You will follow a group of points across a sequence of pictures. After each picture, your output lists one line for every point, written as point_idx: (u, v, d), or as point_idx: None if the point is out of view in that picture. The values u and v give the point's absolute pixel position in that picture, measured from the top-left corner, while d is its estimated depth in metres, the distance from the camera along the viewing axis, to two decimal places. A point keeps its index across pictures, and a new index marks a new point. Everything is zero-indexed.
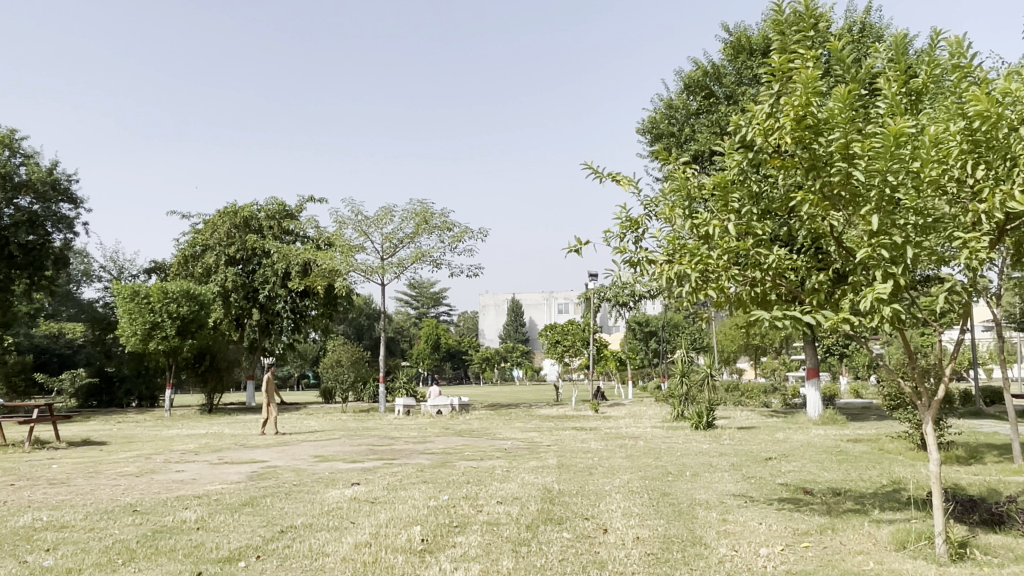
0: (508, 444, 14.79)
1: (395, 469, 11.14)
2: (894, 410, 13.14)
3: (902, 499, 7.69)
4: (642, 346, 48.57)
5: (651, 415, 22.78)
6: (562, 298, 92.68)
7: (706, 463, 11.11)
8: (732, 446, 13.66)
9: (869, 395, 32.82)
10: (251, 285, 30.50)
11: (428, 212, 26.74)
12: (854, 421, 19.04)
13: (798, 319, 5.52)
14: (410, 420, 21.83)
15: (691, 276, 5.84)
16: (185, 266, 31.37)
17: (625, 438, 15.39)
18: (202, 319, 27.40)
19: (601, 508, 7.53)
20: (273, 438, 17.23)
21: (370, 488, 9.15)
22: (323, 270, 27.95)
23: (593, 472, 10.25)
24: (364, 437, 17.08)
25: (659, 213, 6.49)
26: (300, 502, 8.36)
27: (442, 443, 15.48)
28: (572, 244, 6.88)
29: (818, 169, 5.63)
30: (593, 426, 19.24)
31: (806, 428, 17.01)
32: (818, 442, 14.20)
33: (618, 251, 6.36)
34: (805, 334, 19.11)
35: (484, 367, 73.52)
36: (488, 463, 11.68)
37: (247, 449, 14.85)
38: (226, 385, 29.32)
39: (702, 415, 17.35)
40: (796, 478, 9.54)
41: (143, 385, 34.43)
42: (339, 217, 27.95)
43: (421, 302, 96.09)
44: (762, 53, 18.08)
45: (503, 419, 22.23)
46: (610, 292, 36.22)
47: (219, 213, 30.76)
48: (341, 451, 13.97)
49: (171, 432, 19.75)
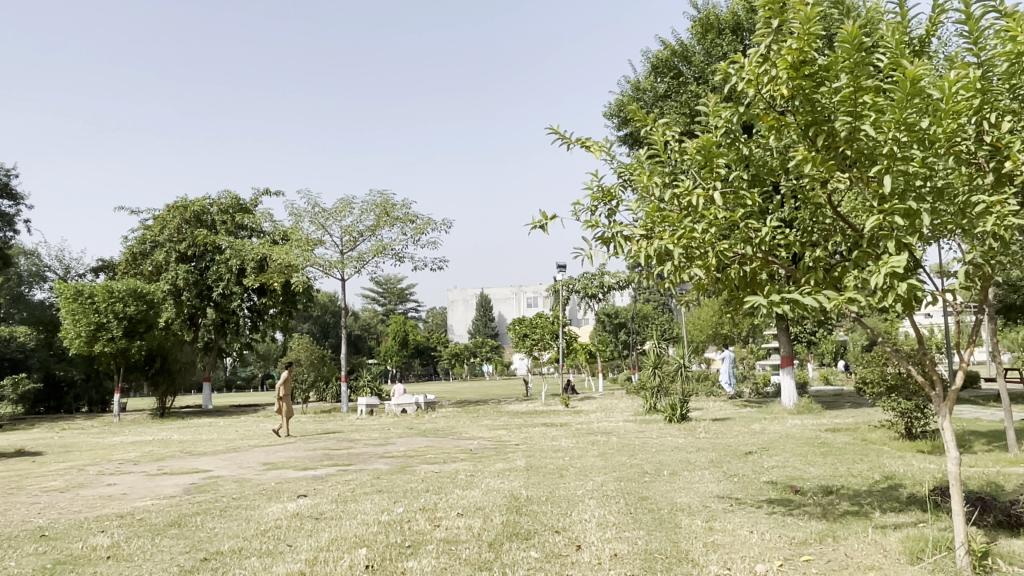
0: (474, 444, 13.92)
1: (349, 477, 10.21)
2: (876, 399, 12.52)
3: (902, 499, 7.01)
4: (611, 338, 48.09)
5: (623, 408, 22.11)
6: (531, 292, 92.03)
7: (684, 460, 10.38)
8: (710, 440, 12.96)
9: (839, 382, 32.61)
10: (205, 283, 29.10)
11: (389, 203, 25.71)
12: (830, 409, 18.53)
13: (799, 303, 4.80)
14: (373, 420, 20.85)
15: (672, 254, 5.03)
16: (134, 264, 29.90)
17: (597, 434, 14.63)
18: (151, 320, 26.08)
19: (573, 520, 6.71)
20: (224, 444, 16.11)
21: (317, 501, 8.23)
22: (279, 266, 26.75)
23: (563, 475, 9.44)
24: (321, 440, 16.07)
25: (633, 182, 5.69)
26: (234, 521, 7.42)
27: (404, 445, 14.54)
28: (534, 221, 6.08)
29: (818, 125, 4.82)
30: (564, 422, 18.47)
31: (783, 418, 16.44)
32: (797, 434, 13.56)
33: (589, 227, 5.58)
34: (780, 321, 18.52)
35: (453, 363, 72.61)
36: (451, 467, 10.82)
37: (193, 457, 13.78)
38: (179, 388, 27.84)
39: (676, 408, 16.69)
40: (782, 475, 8.82)
41: (92, 390, 33.23)
42: (295, 209, 26.78)
43: (389, 298, 94.76)
44: (731, 31, 17.51)
45: (470, 416, 21.39)
46: (578, 284, 35.60)
47: (169, 207, 29.38)
48: (294, 457, 12.97)
49: (115, 440, 18.48)
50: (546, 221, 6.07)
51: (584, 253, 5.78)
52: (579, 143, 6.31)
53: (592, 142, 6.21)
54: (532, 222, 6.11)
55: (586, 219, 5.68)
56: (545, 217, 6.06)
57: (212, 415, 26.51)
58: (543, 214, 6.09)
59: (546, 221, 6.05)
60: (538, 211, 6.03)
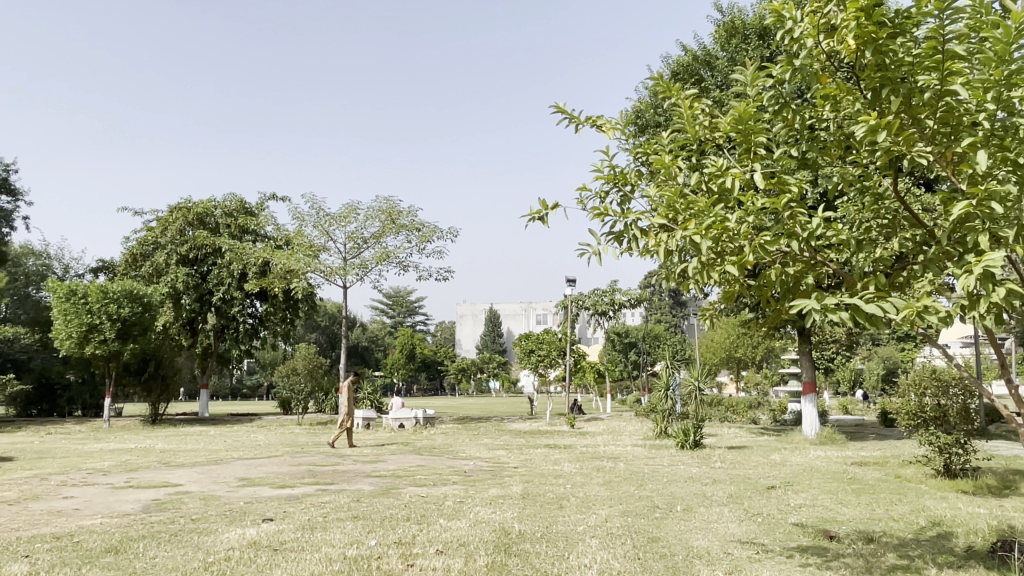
0: (470, 465, 12.89)
1: (326, 498, 9.24)
2: (911, 432, 11.32)
3: (959, 552, 5.94)
4: (621, 358, 46.94)
5: (632, 431, 21.00)
6: (540, 308, 90.86)
7: (698, 493, 9.32)
8: (726, 471, 11.88)
9: (857, 411, 31.32)
10: (205, 287, 28.31)
11: (395, 210, 24.88)
12: (853, 440, 17.38)
13: (865, 311, 3.84)
14: (369, 435, 19.88)
15: (702, 246, 4.09)
16: (134, 265, 29.26)
17: (602, 459, 13.58)
18: (146, 323, 25.28)
19: (570, 565, 5.68)
20: (207, 456, 15.20)
21: (281, 527, 7.26)
22: (280, 271, 25.92)
23: (563, 506, 8.41)
24: (309, 455, 15.12)
25: (652, 163, 4.74)
26: (180, 549, 6.47)
27: (395, 463, 13.54)
28: (531, 211, 5.17)
29: (893, 85, 3.81)
30: (568, 444, 17.42)
31: (803, 448, 15.32)
32: (821, 466, 12.46)
33: (598, 215, 4.67)
34: (802, 345, 17.44)
35: (459, 378, 71.38)
36: (440, 491, 9.81)
37: (168, 469, 12.82)
38: (171, 395, 26.84)
39: (688, 433, 15.64)
40: (811, 516, 7.75)
41: (87, 394, 31.88)
42: (298, 213, 25.89)
43: (397, 310, 93.93)
44: (757, 37, 16.63)
45: (471, 434, 20.31)
46: (589, 300, 34.65)
47: (171, 208, 28.76)
48: (274, 473, 12.00)
49: (95, 447, 17.55)
50: (546, 211, 5.15)
51: (590, 249, 4.85)
52: (588, 123, 5.41)
53: (604, 120, 5.30)
54: (529, 213, 5.21)
55: (594, 206, 4.72)
56: (544, 207, 5.15)
57: (205, 423, 25.54)
58: (542, 203, 5.19)
59: (545, 212, 5.14)
60: (538, 199, 5.13)
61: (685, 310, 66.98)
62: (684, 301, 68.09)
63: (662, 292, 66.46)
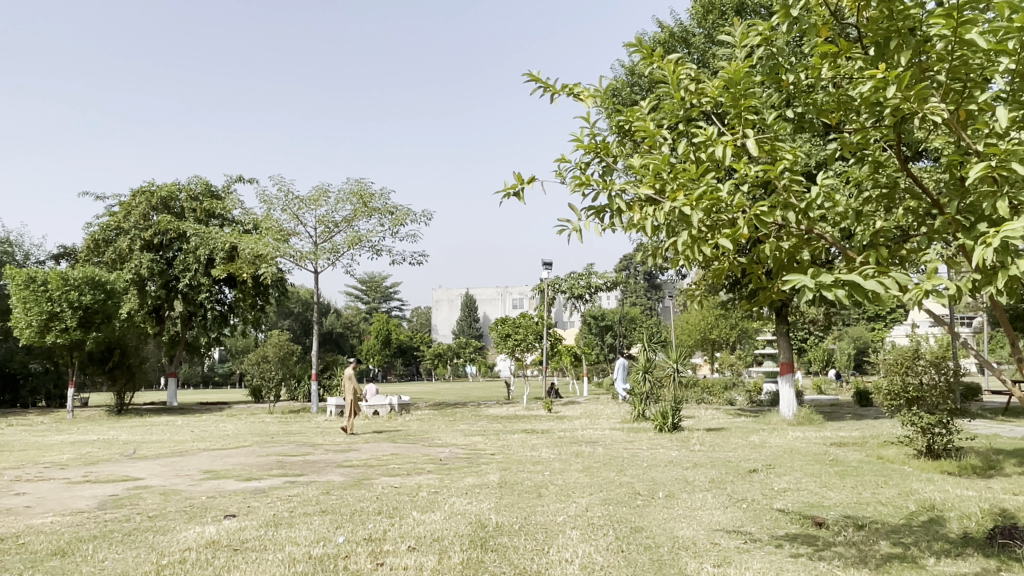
0: (445, 452, 12.51)
1: (294, 491, 8.83)
2: (892, 412, 11.20)
3: (956, 540, 5.69)
4: (597, 342, 46.85)
5: (610, 415, 20.82)
6: (516, 293, 90.53)
7: (680, 478, 9.06)
8: (707, 454, 11.65)
9: (832, 391, 31.53)
10: (171, 273, 27.54)
11: (366, 192, 24.28)
12: (830, 421, 17.33)
13: (872, 287, 3.45)
14: (342, 423, 19.44)
15: (693, 218, 3.65)
16: (96, 251, 28.34)
17: (580, 444, 13.31)
18: (110, 310, 24.49)
19: (550, 561, 5.34)
20: (173, 447, 14.67)
21: (243, 524, 6.85)
22: (248, 256, 25.23)
23: (542, 495, 8.08)
24: (279, 444, 14.67)
25: (635, 131, 4.28)
26: (132, 550, 6.03)
27: (368, 452, 13.15)
28: (505, 186, 4.70)
29: (903, 37, 3.40)
30: (545, 428, 17.15)
31: (782, 430, 15.18)
32: (802, 448, 12.30)
33: (577, 186, 4.20)
34: (780, 326, 17.30)
35: (436, 363, 71.00)
36: (414, 481, 9.44)
37: (129, 462, 12.30)
38: (138, 384, 26.07)
39: (667, 416, 15.44)
40: (797, 501, 7.53)
41: (52, 382, 31.25)
42: (266, 196, 25.14)
43: (372, 296, 93.12)
44: (734, 12, 16.29)
45: (446, 420, 19.94)
46: (565, 283, 34.42)
47: (135, 192, 27.90)
48: (241, 465, 11.54)
49: (55, 439, 16.91)
50: (522, 185, 4.68)
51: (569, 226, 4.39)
52: (565, 92, 4.94)
53: (581, 88, 4.83)
54: (502, 187, 4.76)
55: (573, 178, 4.24)
56: (519, 181, 4.68)
57: (173, 413, 24.91)
58: (517, 177, 4.71)
59: (520, 186, 4.68)
60: (512, 172, 4.65)
61: (661, 293, 67.20)
62: (659, 284, 68.28)
63: (638, 275, 66.56)
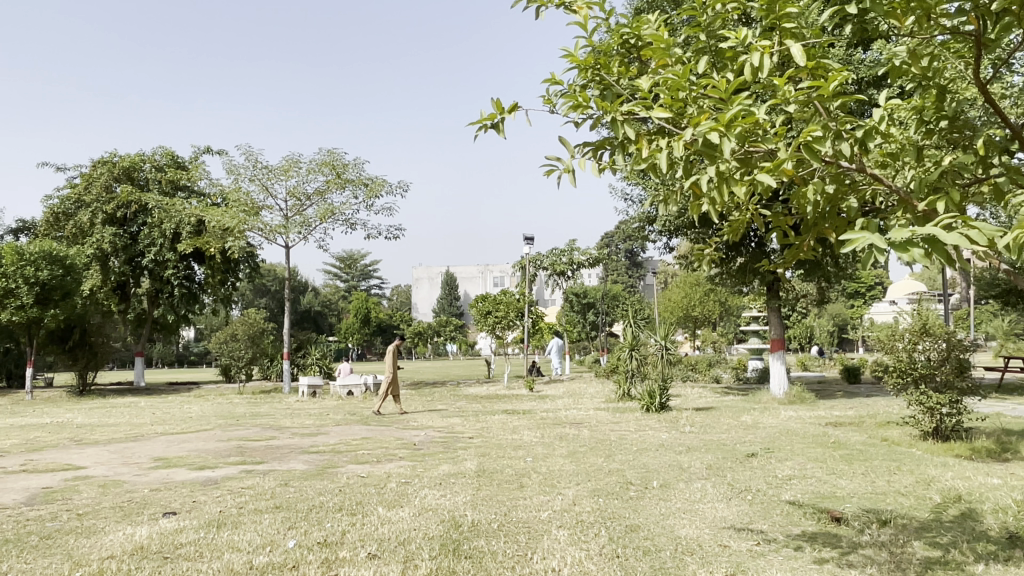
0: (420, 436, 11.65)
1: (248, 483, 7.94)
2: (898, 391, 10.50)
3: (1001, 540, 4.96)
4: (579, 319, 46.10)
5: (594, 394, 20.07)
6: (497, 271, 89.55)
7: (674, 464, 8.28)
8: (699, 436, 10.90)
9: (818, 368, 30.99)
10: (136, 248, 26.30)
11: (339, 162, 23.14)
12: (823, 399, 16.68)
13: (965, 237, 2.64)
14: (314, 404, 18.52)
15: (726, 146, 2.83)
16: (56, 225, 27.04)
17: (565, 426, 12.51)
18: (69, 287, 23.27)
19: (533, 570, 4.53)
20: (130, 431, 13.69)
21: (182, 524, 5.98)
22: (215, 229, 24.08)
23: (523, 485, 7.27)
24: (243, 428, 13.72)
25: (644, 42, 3.40)
26: (44, 558, 5.11)
27: (338, 436, 12.25)
28: (479, 117, 3.82)
29: None
30: (527, 409, 16.35)
31: (775, 409, 14.49)
32: (799, 429, 11.60)
33: (572, 110, 3.32)
34: (773, 302, 16.54)
35: (416, 342, 69.92)
36: (383, 469, 8.59)
37: (76, 448, 11.31)
38: (101, 363, 24.82)
39: (654, 395, 14.72)
40: (807, 491, 6.79)
41: (12, 362, 29.59)
42: (234, 167, 23.87)
43: (351, 274, 91.76)
44: None
45: (423, 400, 19.07)
46: (546, 259, 33.63)
47: (95, 163, 26.55)
48: (196, 452, 10.59)
49: (5, 422, 15.83)
50: (500, 116, 3.81)
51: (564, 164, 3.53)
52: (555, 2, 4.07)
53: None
54: (476, 120, 3.88)
55: (566, 101, 3.35)
56: (498, 111, 3.80)
57: (138, 394, 23.82)
58: (495, 105, 3.83)
59: (499, 117, 3.80)
60: (490, 100, 3.77)
61: (642, 271, 66.70)
62: (640, 262, 67.71)
63: (619, 253, 65.89)
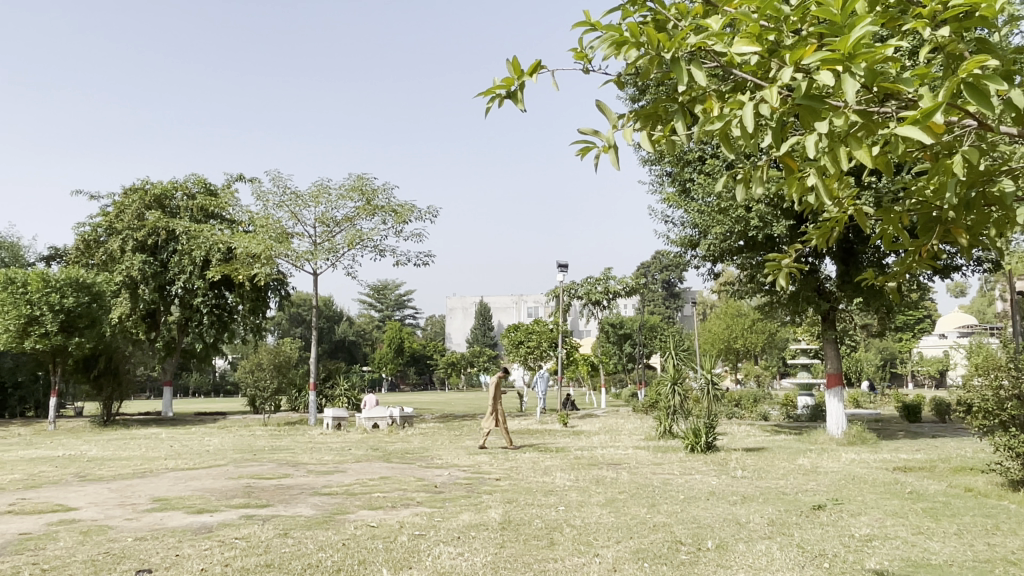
0: (444, 477, 10.68)
1: (244, 531, 7.05)
2: (984, 436, 9.21)
3: None
4: (615, 351, 44.82)
5: (633, 431, 18.88)
6: (531, 301, 88.57)
7: (729, 519, 7.18)
8: (753, 483, 9.74)
9: (870, 404, 29.23)
10: (166, 275, 26.01)
11: (369, 188, 22.60)
12: (885, 440, 15.27)
13: None
14: (337, 438, 17.65)
15: (851, 86, 1.96)
16: (87, 253, 26.99)
17: (601, 467, 11.43)
18: (95, 314, 22.99)
19: None
20: (141, 466, 12.97)
21: None
22: (243, 257, 23.65)
23: (554, 543, 6.25)
24: (257, 464, 12.88)
25: None
26: None
27: (355, 474, 11.34)
28: (493, 83, 2.96)
29: None
30: (561, 446, 15.25)
31: (834, 451, 13.19)
32: (865, 475, 10.34)
33: (616, 54, 2.44)
34: (829, 334, 15.27)
35: (450, 373, 68.99)
36: (397, 517, 7.64)
37: (77, 485, 10.57)
38: (126, 392, 24.37)
39: (699, 434, 13.56)
40: (897, 559, 5.64)
41: (41, 391, 29.37)
42: (262, 194, 23.47)
43: (386, 304, 91.76)
44: None
45: (451, 435, 18.08)
46: (581, 288, 32.68)
47: (127, 192, 26.46)
48: (200, 491, 9.75)
49: (17, 454, 15.26)
50: (519, 81, 2.96)
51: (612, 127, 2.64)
52: None
53: None
54: (485, 90, 3.06)
55: (611, 41, 2.47)
56: (516, 74, 2.94)
57: (162, 425, 23.27)
58: (510, 66, 2.98)
59: (517, 81, 2.94)
60: (505, 60, 2.91)
61: (679, 302, 65.15)
62: (678, 293, 66.28)
63: (655, 284, 64.62)
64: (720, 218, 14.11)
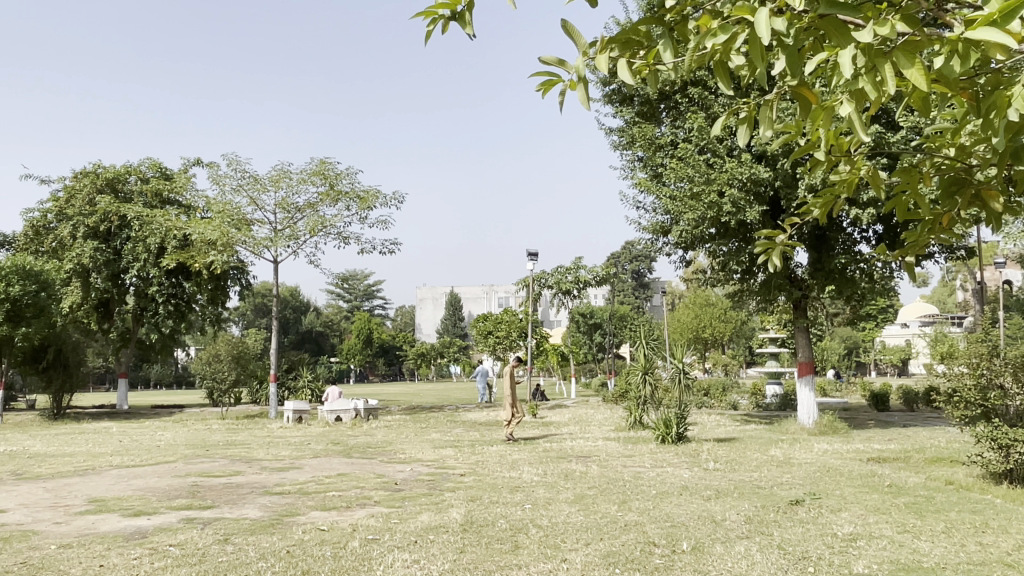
0: (405, 473, 10.13)
1: (181, 537, 6.46)
2: (963, 426, 8.93)
3: None
4: (586, 340, 44.46)
5: (604, 423, 18.47)
6: (502, 292, 87.93)
7: (704, 516, 6.77)
8: (727, 476, 9.35)
9: (839, 394, 29.25)
10: (120, 264, 24.94)
11: (332, 172, 21.82)
12: (857, 430, 15.06)
13: None
14: (297, 432, 16.96)
15: None
16: (36, 240, 25.83)
17: (570, 460, 10.96)
18: (43, 304, 21.91)
19: None
20: (85, 463, 12.19)
21: None
22: (199, 243, 22.73)
23: (519, 547, 5.76)
24: (210, 460, 12.19)
25: None
26: None
27: (312, 471, 10.74)
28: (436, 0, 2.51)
29: None
30: (529, 438, 14.75)
31: (807, 441, 12.90)
32: (841, 467, 10.01)
33: None
34: (802, 322, 14.97)
35: (419, 364, 68.13)
36: (351, 517, 7.11)
37: (9, 485, 9.83)
38: (77, 385, 23.28)
39: (670, 425, 13.18)
40: (886, 562, 5.23)
41: None
42: (219, 179, 22.51)
43: (354, 294, 90.59)
44: None
45: (416, 428, 17.50)
46: (551, 277, 32.20)
47: (78, 176, 25.32)
48: (141, 491, 9.08)
49: None
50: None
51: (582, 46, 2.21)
52: None
53: None
54: (425, 11, 2.62)
55: None
56: None
57: (115, 419, 22.31)
58: None
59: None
60: None
61: (648, 292, 65.11)
62: (648, 283, 66.23)
63: (625, 273, 64.50)
64: (693, 203, 13.59)
